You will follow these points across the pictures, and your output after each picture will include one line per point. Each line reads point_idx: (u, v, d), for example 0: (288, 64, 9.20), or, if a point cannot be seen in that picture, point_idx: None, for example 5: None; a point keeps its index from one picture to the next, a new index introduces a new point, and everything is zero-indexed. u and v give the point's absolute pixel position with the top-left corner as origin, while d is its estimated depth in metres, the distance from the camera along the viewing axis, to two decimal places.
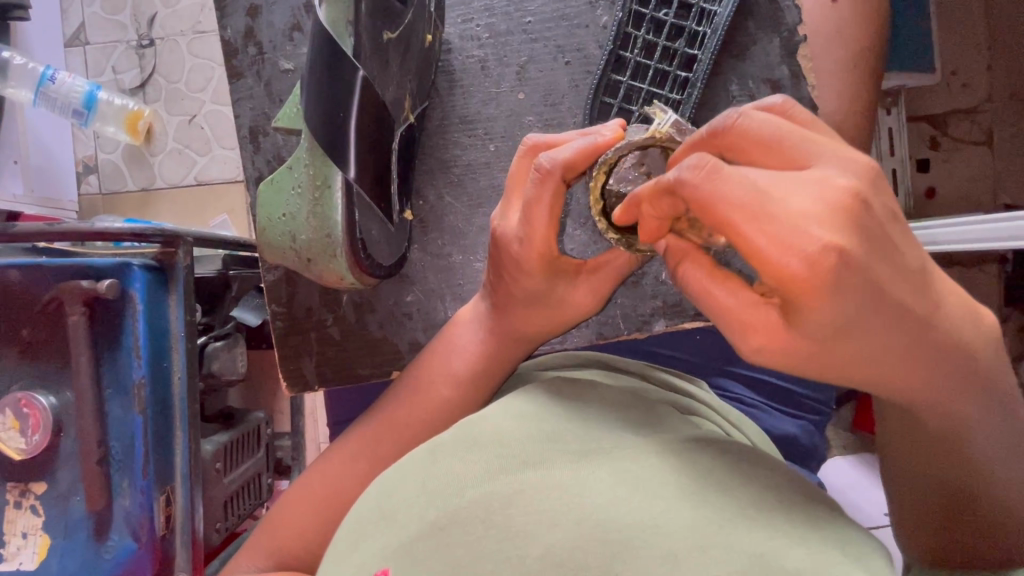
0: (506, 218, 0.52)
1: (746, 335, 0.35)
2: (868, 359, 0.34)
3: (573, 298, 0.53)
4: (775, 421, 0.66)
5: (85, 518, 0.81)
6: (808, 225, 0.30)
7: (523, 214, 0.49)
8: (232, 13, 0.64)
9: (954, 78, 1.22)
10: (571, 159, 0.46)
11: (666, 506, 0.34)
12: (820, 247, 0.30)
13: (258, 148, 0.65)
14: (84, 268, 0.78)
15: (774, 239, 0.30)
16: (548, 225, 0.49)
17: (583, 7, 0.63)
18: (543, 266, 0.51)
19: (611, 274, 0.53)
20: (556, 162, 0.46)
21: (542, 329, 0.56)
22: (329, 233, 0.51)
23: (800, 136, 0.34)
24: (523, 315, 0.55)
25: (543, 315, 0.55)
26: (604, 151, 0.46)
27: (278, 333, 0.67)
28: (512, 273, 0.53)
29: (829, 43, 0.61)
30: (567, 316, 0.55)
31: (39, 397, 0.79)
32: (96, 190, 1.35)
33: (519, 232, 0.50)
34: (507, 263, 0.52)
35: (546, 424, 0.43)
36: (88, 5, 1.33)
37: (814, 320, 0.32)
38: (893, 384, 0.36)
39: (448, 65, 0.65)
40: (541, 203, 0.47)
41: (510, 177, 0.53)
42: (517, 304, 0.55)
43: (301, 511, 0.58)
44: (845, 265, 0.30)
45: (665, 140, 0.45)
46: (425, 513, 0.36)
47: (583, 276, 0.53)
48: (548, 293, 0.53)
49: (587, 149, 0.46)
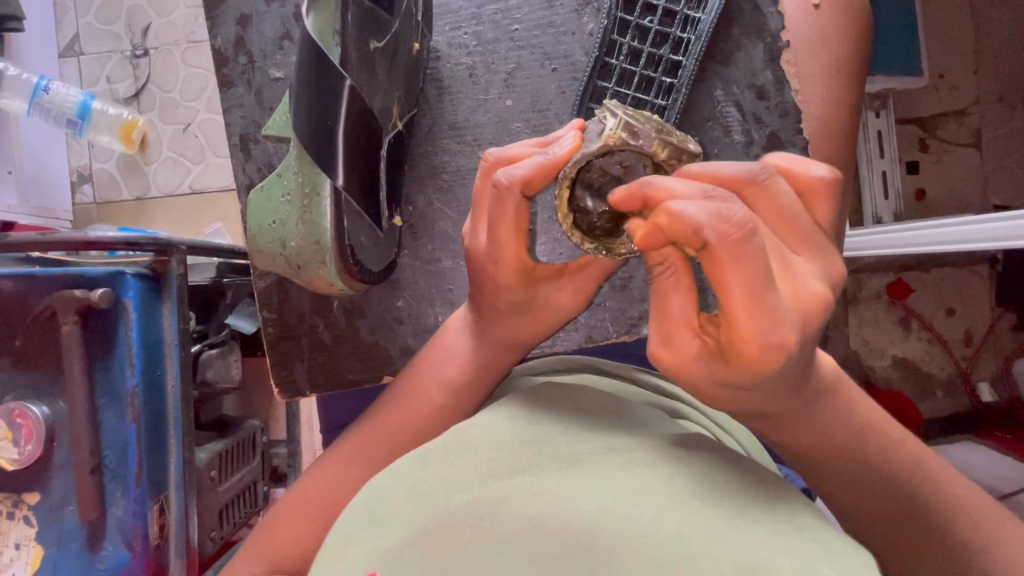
0: (474, 236, 0.52)
1: (666, 348, 0.38)
2: (781, 392, 0.40)
3: (560, 298, 0.54)
4: None
5: (78, 529, 0.81)
6: (788, 317, 0.34)
7: (489, 235, 0.49)
8: (223, 23, 0.65)
9: (942, 80, 1.23)
10: (529, 175, 0.44)
11: (652, 512, 0.34)
12: (790, 337, 0.34)
13: (248, 156, 0.65)
14: (77, 277, 0.79)
15: (755, 319, 0.34)
16: (516, 239, 0.48)
17: (569, 15, 0.64)
18: (522, 276, 0.51)
19: (593, 274, 0.54)
20: (513, 178, 0.45)
21: (530, 333, 0.56)
22: (318, 240, 0.52)
23: (805, 229, 0.38)
24: (507, 324, 0.55)
25: (526, 321, 0.55)
26: (562, 165, 0.44)
27: (269, 340, 0.67)
28: (489, 291, 0.53)
29: (812, 49, 0.62)
30: (553, 316, 0.55)
31: (32, 407, 0.79)
32: (90, 199, 1.36)
33: (490, 249, 0.50)
34: (483, 280, 0.53)
35: (535, 430, 0.43)
36: (82, 15, 1.34)
37: (753, 373, 0.36)
38: (776, 421, 0.44)
39: (437, 72, 0.66)
40: (507, 218, 0.47)
41: (473, 195, 0.51)
42: (503, 312, 0.55)
43: (293, 518, 0.58)
44: (795, 356, 0.35)
45: (620, 144, 0.44)
46: (413, 517, 0.36)
47: (566, 277, 0.54)
48: (534, 300, 0.54)
49: (543, 165, 0.44)
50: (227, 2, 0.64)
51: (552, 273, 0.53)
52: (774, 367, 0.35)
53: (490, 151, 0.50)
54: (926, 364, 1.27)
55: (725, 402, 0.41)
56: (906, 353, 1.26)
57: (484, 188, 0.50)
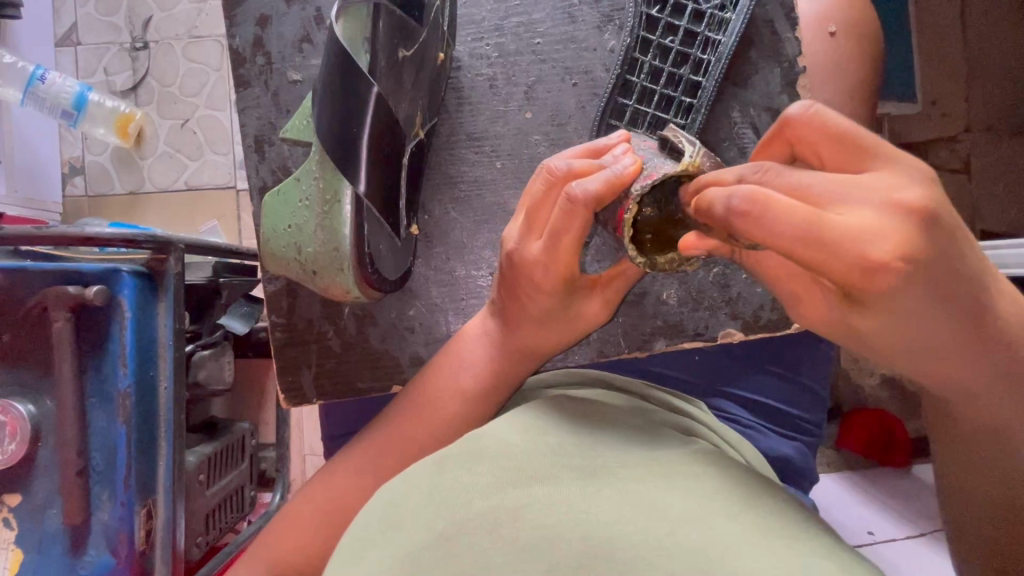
0: (524, 247, 0.52)
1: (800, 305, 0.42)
2: (907, 349, 0.38)
3: (593, 312, 0.56)
4: (771, 443, 0.66)
5: (60, 532, 0.78)
6: (862, 244, 0.32)
7: (547, 242, 0.49)
8: (241, 22, 0.64)
9: (935, 107, 1.26)
10: (600, 191, 0.45)
11: (672, 528, 0.34)
12: (874, 249, 0.32)
13: (262, 157, 0.64)
14: (71, 274, 0.77)
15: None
16: (573, 250, 0.49)
17: (591, 31, 0.65)
18: (563, 286, 0.52)
19: (622, 285, 0.55)
20: (587, 193, 0.45)
21: (556, 344, 0.57)
22: (336, 246, 0.51)
23: (874, 150, 0.35)
24: (535, 333, 0.56)
25: (563, 331, 0.57)
26: (630, 184, 0.45)
27: (276, 344, 0.66)
28: (530, 295, 0.53)
29: (829, 75, 0.65)
30: (581, 328, 0.57)
31: (17, 405, 0.76)
32: (81, 192, 1.32)
33: (543, 261, 0.51)
34: (524, 285, 0.53)
35: (554, 441, 0.44)
36: (82, 5, 1.32)
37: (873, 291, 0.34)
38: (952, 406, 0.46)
39: (457, 82, 0.66)
40: (570, 232, 0.48)
41: (530, 205, 0.51)
42: (531, 322, 0.56)
43: (300, 527, 0.57)
44: (904, 271, 0.33)
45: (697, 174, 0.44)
46: (432, 524, 0.36)
47: (598, 290, 0.55)
48: (567, 311, 0.55)
49: (612, 181, 0.45)
50: (248, 3, 0.64)
51: (586, 286, 0.54)
52: (882, 287, 0.33)
53: (550, 161, 0.50)
54: None
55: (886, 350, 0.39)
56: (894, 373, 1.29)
57: (546, 199, 0.50)
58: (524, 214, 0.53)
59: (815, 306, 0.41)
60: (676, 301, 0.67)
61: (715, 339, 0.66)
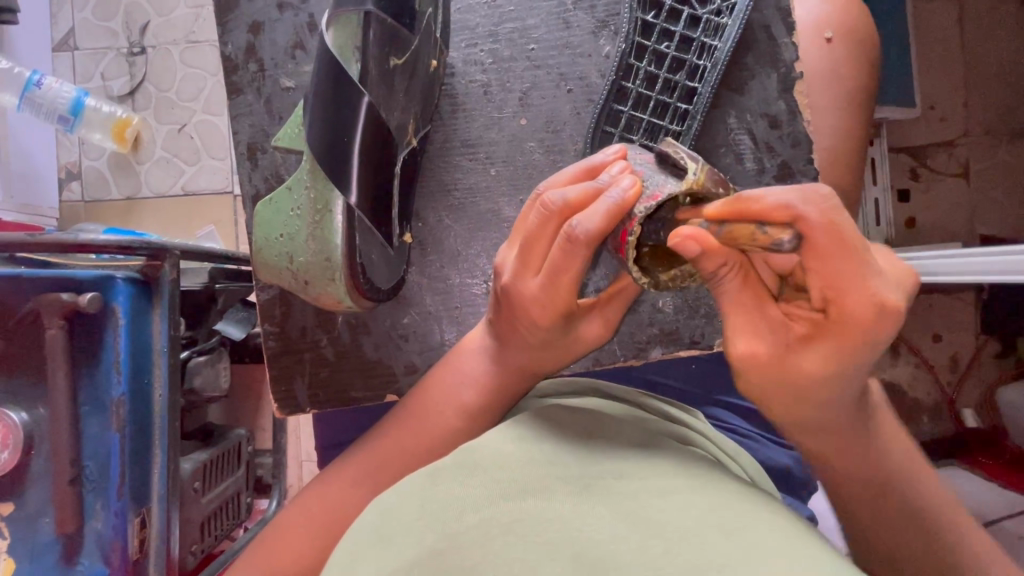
0: (522, 282, 0.51)
1: (742, 333, 0.42)
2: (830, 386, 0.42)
3: (592, 333, 0.56)
4: (768, 451, 0.65)
5: (53, 542, 0.78)
6: (882, 281, 0.37)
7: (546, 280, 0.49)
8: (234, 29, 0.63)
9: (933, 111, 1.26)
10: (600, 226, 0.45)
11: (666, 547, 0.33)
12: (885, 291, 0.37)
13: (255, 165, 0.64)
14: (63, 281, 0.76)
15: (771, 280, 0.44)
16: (572, 281, 0.49)
17: (586, 37, 0.64)
18: (563, 313, 0.52)
19: (623, 302, 0.56)
20: (588, 229, 0.45)
21: (555, 363, 0.57)
22: (328, 256, 0.51)
23: None
24: (534, 355, 0.56)
25: (564, 352, 0.56)
26: (631, 207, 0.44)
27: (270, 353, 0.66)
28: (526, 325, 0.53)
29: (825, 82, 0.64)
30: (579, 348, 0.57)
31: (10, 413, 0.76)
32: (78, 197, 1.32)
33: (541, 296, 0.50)
34: (520, 314, 0.53)
35: (546, 455, 0.43)
36: (79, 11, 1.31)
37: (863, 325, 0.37)
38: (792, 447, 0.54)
39: (452, 89, 0.65)
40: (571, 269, 0.48)
41: (528, 236, 0.49)
42: (530, 346, 0.55)
43: (294, 540, 0.56)
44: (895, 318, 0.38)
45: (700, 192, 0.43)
46: (422, 541, 0.35)
47: (596, 312, 0.56)
48: (567, 336, 0.55)
49: (612, 209, 0.44)
50: (240, 9, 0.63)
51: (585, 308, 0.55)
52: (874, 326, 0.37)
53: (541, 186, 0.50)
54: (913, 389, 1.29)
55: (814, 382, 0.42)
56: (894, 378, 1.29)
57: (541, 232, 0.49)
58: (517, 246, 0.52)
59: (755, 332, 0.42)
60: (672, 309, 0.66)
61: (712, 347, 0.65)
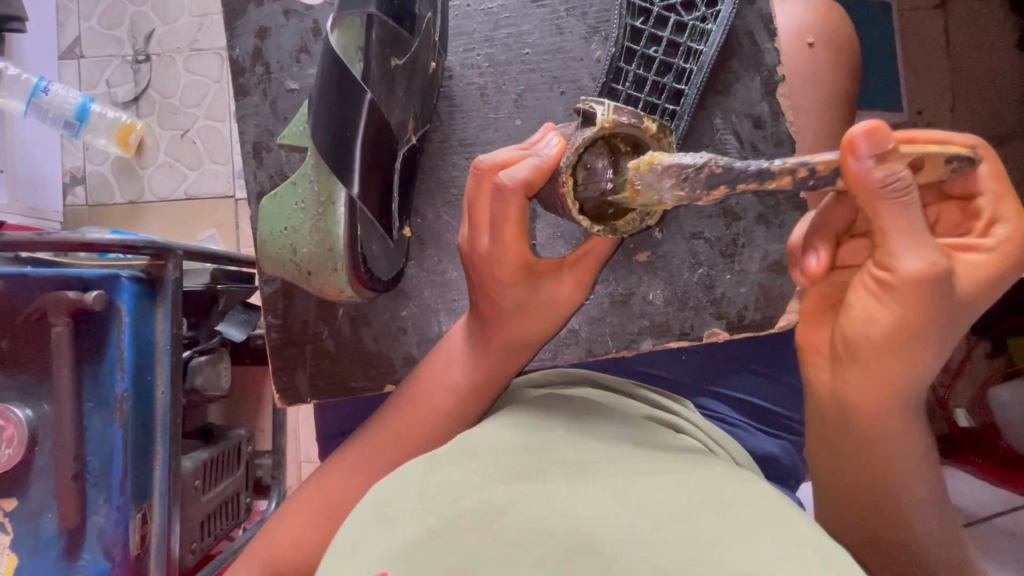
0: (475, 240, 0.55)
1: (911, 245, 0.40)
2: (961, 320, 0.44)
3: (563, 294, 0.58)
4: (757, 441, 0.68)
5: (56, 537, 0.79)
6: None
7: (492, 234, 0.53)
8: (242, 34, 0.66)
9: (921, 117, 1.28)
10: (530, 176, 0.49)
11: (654, 523, 0.35)
12: None
13: (260, 163, 0.66)
14: (68, 278, 0.78)
15: (849, 262, 0.49)
16: (519, 238, 0.53)
17: (578, 42, 0.67)
18: (523, 272, 0.55)
19: (592, 262, 0.58)
20: (516, 180, 0.49)
21: (535, 332, 0.59)
22: (331, 246, 0.53)
23: None
24: (511, 326, 0.58)
25: (537, 316, 0.58)
26: (557, 162, 0.48)
27: (272, 345, 0.67)
28: (493, 287, 0.56)
29: (807, 85, 0.67)
30: (556, 313, 0.59)
31: (15, 409, 0.77)
32: (82, 201, 1.34)
33: (493, 251, 0.54)
34: (485, 278, 0.56)
35: (538, 439, 0.45)
36: (86, 20, 1.35)
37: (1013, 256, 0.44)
38: (832, 430, 0.52)
39: (449, 91, 0.68)
40: (510, 219, 0.52)
41: (470, 199, 0.54)
42: (505, 317, 0.58)
43: (295, 526, 0.57)
44: None
45: (613, 129, 0.47)
46: (422, 519, 0.37)
47: (567, 271, 0.58)
48: (536, 297, 0.57)
49: (539, 166, 0.48)
50: (247, 15, 0.66)
51: (552, 268, 0.57)
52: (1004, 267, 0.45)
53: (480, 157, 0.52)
54: None
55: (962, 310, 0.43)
56: None
57: (479, 192, 0.53)
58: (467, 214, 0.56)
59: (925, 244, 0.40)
60: (662, 302, 0.68)
61: (701, 339, 0.67)
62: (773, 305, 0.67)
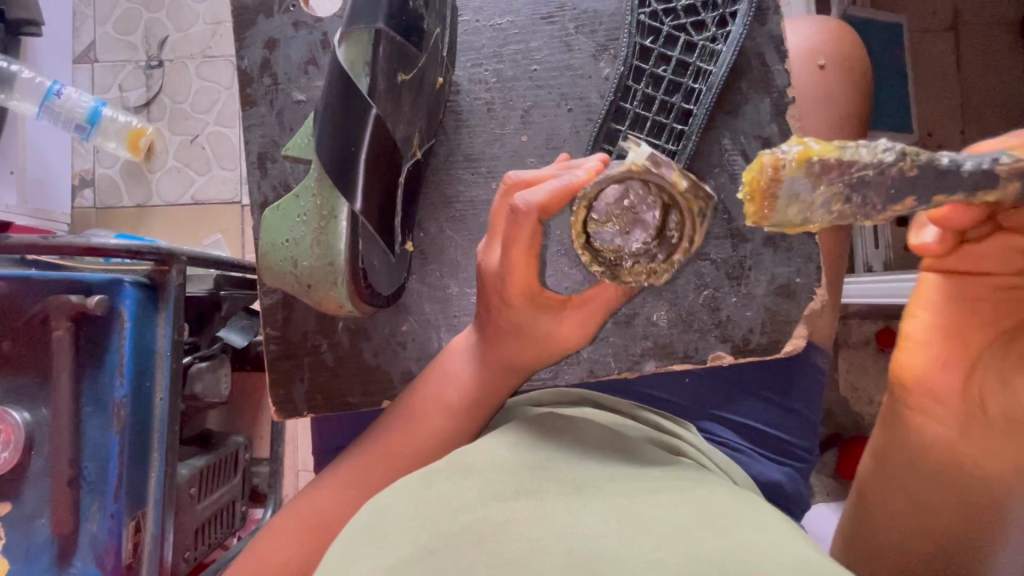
0: (488, 253, 0.55)
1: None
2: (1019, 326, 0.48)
3: (565, 330, 0.56)
4: (760, 467, 0.66)
5: (48, 543, 0.78)
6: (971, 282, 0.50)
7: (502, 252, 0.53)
8: (251, 45, 0.66)
9: (931, 138, 1.27)
10: (545, 202, 0.48)
11: (657, 542, 0.34)
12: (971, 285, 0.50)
13: (265, 174, 0.66)
14: (72, 283, 0.78)
15: (997, 268, 0.46)
16: (526, 259, 0.51)
17: (586, 59, 0.67)
18: (525, 299, 0.54)
19: (595, 309, 0.56)
20: (530, 202, 0.48)
21: (531, 360, 0.58)
22: (332, 260, 0.52)
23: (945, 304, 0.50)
24: (513, 346, 0.57)
25: (536, 345, 0.57)
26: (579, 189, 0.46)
27: (271, 356, 0.67)
28: (497, 306, 0.56)
29: (816, 107, 0.67)
30: (554, 346, 0.57)
31: (13, 412, 0.77)
32: (89, 204, 1.35)
33: (500, 269, 0.53)
34: (492, 295, 0.56)
35: (536, 455, 0.45)
36: (101, 25, 1.36)
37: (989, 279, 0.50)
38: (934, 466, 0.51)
39: (456, 106, 0.67)
40: (520, 239, 0.50)
41: (490, 216, 0.56)
42: (508, 337, 0.57)
43: (283, 540, 0.56)
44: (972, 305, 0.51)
45: (640, 175, 0.44)
46: (416, 538, 0.36)
47: (569, 309, 0.56)
48: (534, 325, 0.56)
49: (559, 190, 0.47)
50: (256, 26, 0.66)
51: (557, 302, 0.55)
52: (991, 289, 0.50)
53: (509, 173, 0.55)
54: None
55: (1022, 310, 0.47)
56: None
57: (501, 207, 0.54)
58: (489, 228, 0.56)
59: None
60: (666, 323, 0.67)
61: (705, 361, 0.66)
62: (779, 329, 0.66)
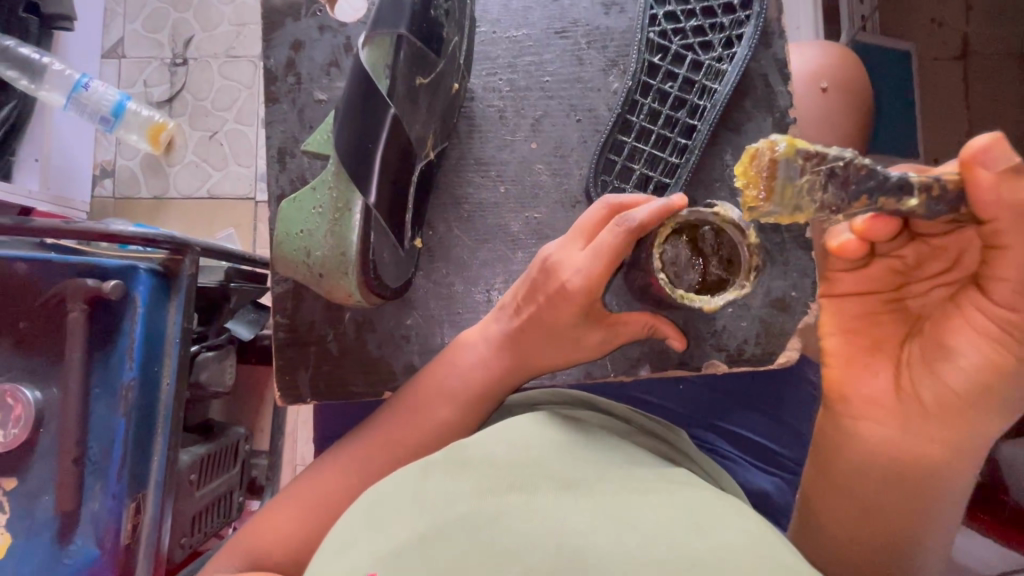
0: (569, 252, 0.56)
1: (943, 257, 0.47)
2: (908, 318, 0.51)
3: (591, 341, 0.60)
4: (751, 475, 0.67)
5: (50, 520, 0.80)
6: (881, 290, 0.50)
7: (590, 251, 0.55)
8: (276, 46, 0.69)
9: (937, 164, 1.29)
10: (646, 220, 0.52)
11: (641, 540, 0.35)
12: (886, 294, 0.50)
13: (283, 168, 0.69)
14: (90, 268, 0.81)
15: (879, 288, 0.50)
16: (602, 269, 0.54)
17: (597, 73, 0.69)
18: (585, 304, 0.56)
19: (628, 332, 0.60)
20: (635, 219, 0.52)
21: (549, 361, 0.61)
22: (343, 251, 0.55)
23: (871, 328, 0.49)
24: (544, 346, 0.59)
25: (558, 351, 0.60)
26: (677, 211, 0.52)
27: (278, 344, 0.69)
28: (551, 304, 0.57)
29: (818, 127, 0.69)
30: (576, 354, 0.61)
31: (25, 390, 0.79)
32: (108, 193, 1.39)
33: (580, 267, 0.55)
34: (549, 292, 0.57)
35: (532, 451, 0.46)
36: (130, 22, 1.41)
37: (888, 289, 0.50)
38: (879, 468, 0.50)
39: (470, 112, 0.70)
40: (610, 248, 0.53)
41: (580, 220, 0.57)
42: (539, 333, 0.59)
43: (278, 520, 0.58)
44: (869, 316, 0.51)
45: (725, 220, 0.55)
46: (414, 526, 0.38)
47: (604, 326, 0.60)
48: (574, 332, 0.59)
49: (662, 208, 0.52)
50: (283, 28, 0.69)
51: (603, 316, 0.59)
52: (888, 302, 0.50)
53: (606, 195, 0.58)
54: None
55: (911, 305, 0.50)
56: None
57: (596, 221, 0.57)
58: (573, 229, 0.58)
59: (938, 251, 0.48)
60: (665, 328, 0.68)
61: (700, 368, 0.67)
62: (775, 340, 0.67)
